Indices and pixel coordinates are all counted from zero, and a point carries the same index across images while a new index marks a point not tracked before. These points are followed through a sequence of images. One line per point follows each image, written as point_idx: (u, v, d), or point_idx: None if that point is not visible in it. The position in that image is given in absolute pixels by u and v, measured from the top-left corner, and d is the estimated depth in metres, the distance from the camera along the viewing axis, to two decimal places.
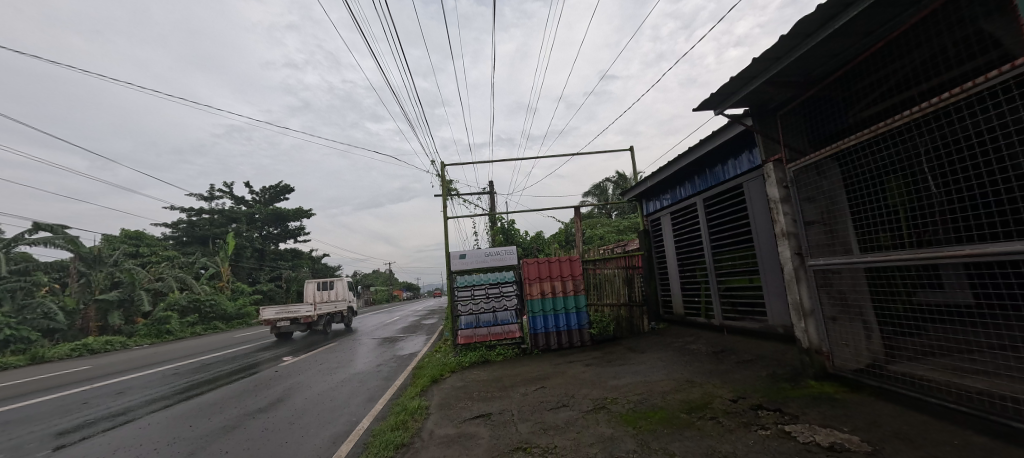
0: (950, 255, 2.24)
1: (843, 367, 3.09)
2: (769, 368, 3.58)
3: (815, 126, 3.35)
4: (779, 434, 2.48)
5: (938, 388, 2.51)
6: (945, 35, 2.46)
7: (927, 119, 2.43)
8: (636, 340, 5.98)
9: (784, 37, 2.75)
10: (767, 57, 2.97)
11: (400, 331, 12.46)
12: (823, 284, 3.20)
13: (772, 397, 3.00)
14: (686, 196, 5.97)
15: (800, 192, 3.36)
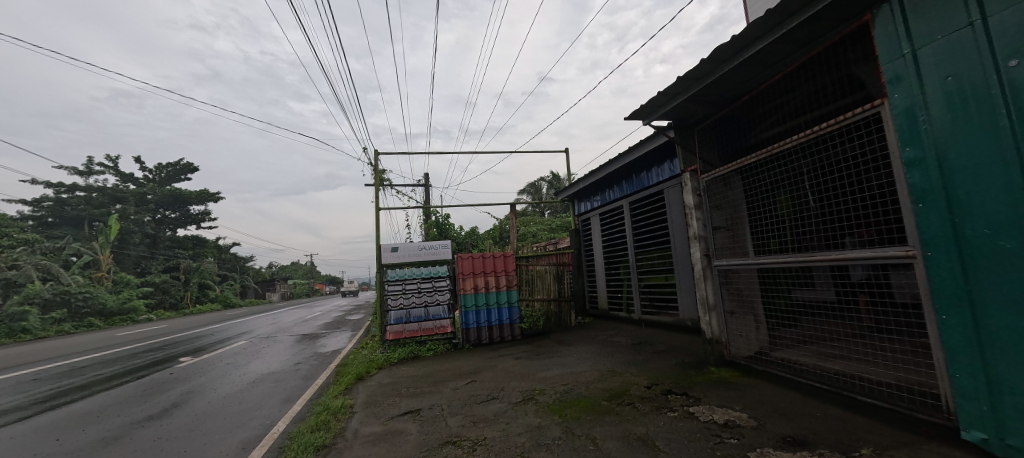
0: (821, 259, 2.71)
1: (737, 353, 3.55)
2: (679, 357, 3.99)
3: (726, 143, 3.75)
4: (685, 414, 2.78)
5: (807, 370, 3.01)
6: (826, 75, 2.88)
7: (811, 145, 2.88)
8: (564, 334, 6.26)
9: (703, 60, 3.06)
10: (689, 77, 3.28)
11: (320, 327, 11.67)
12: (725, 282, 3.63)
13: (680, 382, 3.34)
14: (613, 199, 6.37)
15: (710, 200, 3.77)
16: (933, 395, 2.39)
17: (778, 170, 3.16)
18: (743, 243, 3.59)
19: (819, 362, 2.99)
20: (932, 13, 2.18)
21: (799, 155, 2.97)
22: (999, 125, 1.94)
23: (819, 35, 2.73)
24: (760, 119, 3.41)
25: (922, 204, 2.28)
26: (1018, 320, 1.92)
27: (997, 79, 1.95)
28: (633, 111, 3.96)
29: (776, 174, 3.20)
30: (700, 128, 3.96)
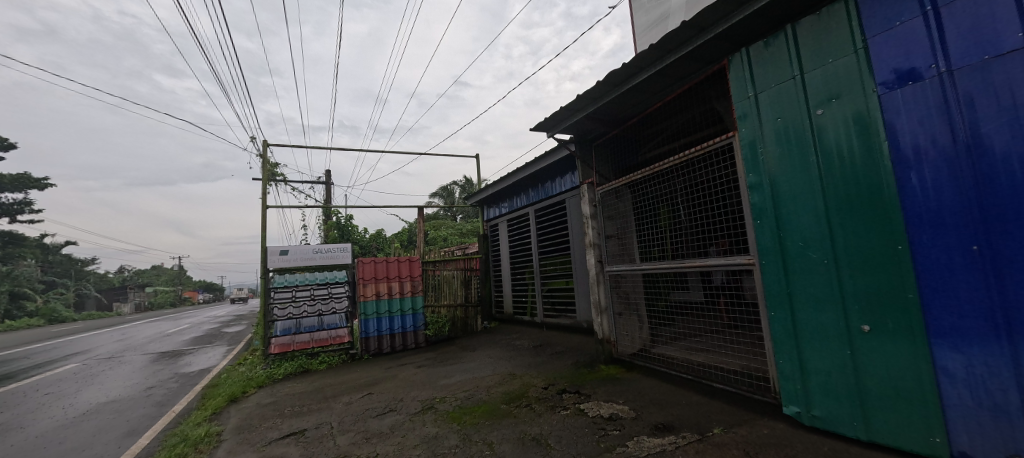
0: (688, 266, 3.14)
1: (623, 351, 3.91)
2: (574, 357, 4.25)
3: (617, 159, 4.15)
4: (575, 412, 2.95)
5: (677, 363, 3.44)
6: (694, 107, 3.38)
7: (683, 166, 3.32)
8: (470, 339, 6.24)
9: (599, 83, 3.34)
10: (588, 96, 3.54)
11: (185, 342, 9.89)
12: (615, 286, 3.98)
13: (574, 381, 3.55)
14: (520, 206, 6.62)
15: (603, 211, 4.12)
16: (764, 378, 2.91)
17: (658, 186, 3.58)
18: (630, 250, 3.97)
19: (685, 355, 3.44)
20: (769, 65, 2.69)
21: (674, 175, 3.41)
22: (810, 160, 2.47)
23: (690, 74, 3.17)
24: (645, 141, 3.82)
25: (759, 221, 2.79)
26: (819, 314, 2.45)
27: (809, 124, 2.48)
28: (539, 122, 4.13)
29: (656, 190, 3.62)
30: (595, 144, 4.30)
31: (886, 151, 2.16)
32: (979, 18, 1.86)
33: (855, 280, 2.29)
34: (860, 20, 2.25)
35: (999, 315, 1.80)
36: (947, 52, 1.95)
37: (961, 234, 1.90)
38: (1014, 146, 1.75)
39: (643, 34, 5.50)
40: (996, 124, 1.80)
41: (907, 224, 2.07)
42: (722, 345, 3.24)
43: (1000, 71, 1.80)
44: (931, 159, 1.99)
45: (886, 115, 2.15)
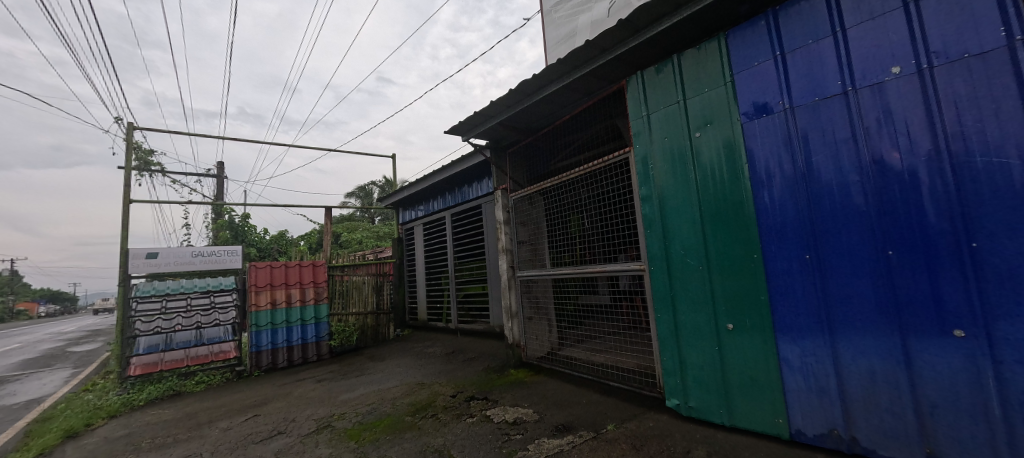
0: (591, 272, 3.34)
1: (533, 354, 4.02)
2: (486, 362, 4.26)
3: (531, 167, 4.28)
4: (481, 418, 2.94)
5: (580, 364, 3.62)
6: (598, 122, 3.60)
7: (587, 177, 3.53)
8: (379, 350, 5.87)
9: (511, 91, 3.43)
10: (500, 103, 3.62)
11: (7, 368, 7.93)
12: (526, 291, 4.09)
13: (482, 387, 3.55)
14: (436, 210, 6.54)
15: (517, 217, 4.22)
16: (652, 374, 3.18)
17: (566, 195, 3.76)
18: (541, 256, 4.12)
19: (588, 355, 3.62)
20: (659, 89, 2.98)
21: (580, 185, 3.62)
22: (690, 177, 2.78)
23: (594, 90, 3.42)
24: (554, 150, 3.96)
25: (649, 230, 3.05)
26: (694, 314, 2.76)
27: (689, 145, 2.78)
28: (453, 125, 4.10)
29: (564, 199, 3.80)
30: (511, 151, 4.39)
31: (747, 173, 2.53)
32: (810, 69, 2.33)
33: (722, 284, 2.63)
34: (729, 59, 2.63)
35: (822, 311, 2.26)
36: (789, 93, 2.39)
37: (797, 245, 2.34)
38: (834, 177, 2.23)
39: (553, 48, 5.68)
40: (822, 157, 2.27)
41: (762, 236, 2.47)
42: (619, 345, 3.48)
43: (823, 114, 2.27)
44: (778, 182, 2.41)
45: (747, 142, 2.54)
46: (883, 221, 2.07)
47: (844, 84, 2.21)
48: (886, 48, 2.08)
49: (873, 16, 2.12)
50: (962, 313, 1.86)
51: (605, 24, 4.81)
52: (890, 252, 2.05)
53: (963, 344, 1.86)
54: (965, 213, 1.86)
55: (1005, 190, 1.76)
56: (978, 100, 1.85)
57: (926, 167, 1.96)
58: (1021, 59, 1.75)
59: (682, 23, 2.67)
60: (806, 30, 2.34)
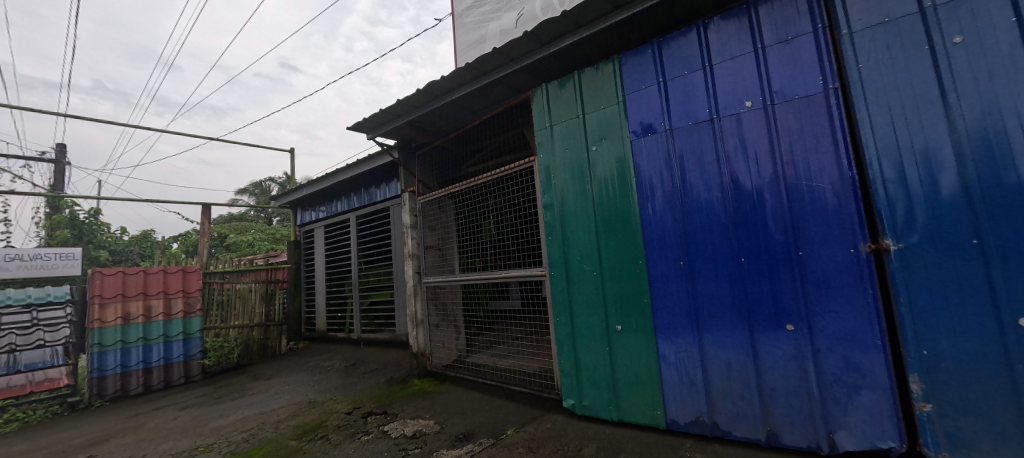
0: (495, 277, 3.42)
1: (440, 362, 3.95)
2: (389, 374, 4.13)
3: (439, 171, 4.19)
4: (378, 435, 2.77)
5: (486, 371, 3.62)
6: (506, 131, 3.70)
7: (494, 183, 3.58)
8: (263, 367, 5.90)
9: (418, 91, 3.39)
10: (407, 103, 3.57)
11: None
12: (433, 298, 4.04)
13: (382, 401, 3.38)
14: (340, 212, 6.39)
15: (425, 221, 4.16)
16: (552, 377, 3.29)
17: (474, 201, 3.77)
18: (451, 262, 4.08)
19: (494, 360, 3.64)
20: (561, 103, 3.14)
21: (487, 192, 3.66)
22: (587, 187, 2.96)
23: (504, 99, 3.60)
24: (464, 156, 3.99)
25: (550, 237, 3.17)
26: (589, 317, 2.94)
27: (586, 158, 2.97)
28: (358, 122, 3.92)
29: (472, 205, 3.82)
30: (420, 152, 4.30)
31: (634, 186, 2.76)
32: (685, 96, 2.62)
33: (613, 289, 2.83)
34: (621, 80, 2.87)
35: (692, 311, 2.54)
36: (669, 116, 2.66)
37: (674, 252, 2.60)
38: (706, 192, 2.52)
39: (462, 52, 5.63)
40: (694, 175, 2.55)
41: (649, 245, 2.69)
42: (525, 350, 3.53)
43: (695, 136, 2.57)
44: (659, 195, 2.67)
45: (635, 158, 2.77)
46: (738, 232, 2.40)
47: (710, 112, 2.53)
48: (741, 85, 2.44)
49: (732, 57, 2.48)
50: (792, 311, 2.25)
51: (512, 35, 5.00)
52: (742, 259, 2.39)
53: (792, 336, 2.25)
54: (795, 227, 2.25)
55: (823, 209, 2.17)
56: (805, 134, 2.24)
57: (770, 188, 2.32)
58: (830, 105, 2.18)
59: (580, 42, 2.87)
60: (682, 62, 2.65)
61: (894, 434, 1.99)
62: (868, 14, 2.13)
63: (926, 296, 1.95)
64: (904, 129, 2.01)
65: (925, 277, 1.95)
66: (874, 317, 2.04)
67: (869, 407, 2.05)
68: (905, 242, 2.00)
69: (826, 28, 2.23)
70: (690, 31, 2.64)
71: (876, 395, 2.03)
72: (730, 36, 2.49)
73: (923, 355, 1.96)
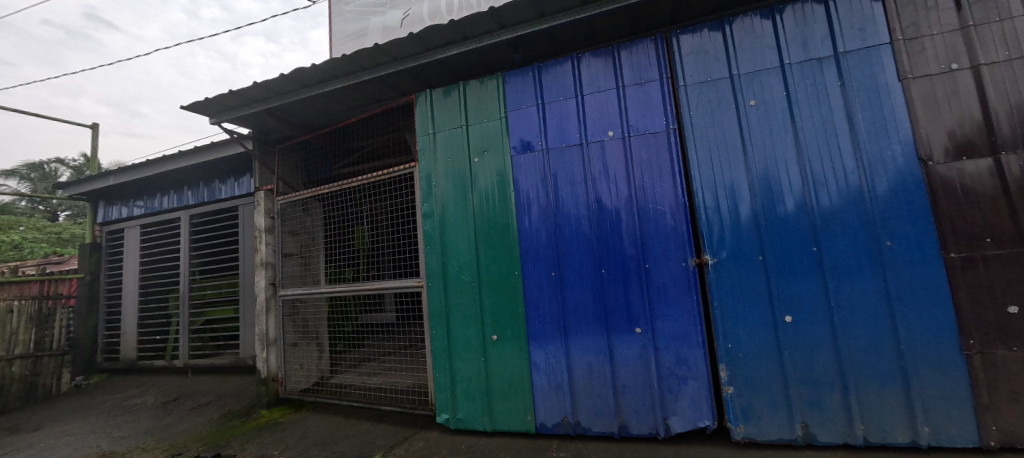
0: (365, 289, 3.19)
1: (296, 385, 3.58)
2: (226, 407, 3.62)
3: (308, 171, 3.91)
4: None
5: (351, 392, 3.36)
6: (384, 133, 3.57)
7: (369, 188, 3.38)
8: (25, 415, 4.46)
9: (281, 76, 3.00)
10: (268, 88, 3.13)
11: None
12: (290, 313, 3.64)
13: (214, 441, 2.94)
14: (169, 209, 5.46)
15: (284, 226, 3.73)
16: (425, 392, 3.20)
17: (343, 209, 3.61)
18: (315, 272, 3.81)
19: (361, 380, 3.44)
20: (445, 111, 3.11)
21: (360, 197, 3.44)
22: (468, 198, 2.97)
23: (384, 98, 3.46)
24: (336, 155, 3.78)
25: (429, 247, 3.07)
26: (466, 328, 2.92)
27: (468, 169, 2.98)
28: (198, 102, 3.28)
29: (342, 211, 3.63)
30: (283, 147, 3.89)
31: (512, 199, 2.87)
32: (560, 120, 2.84)
33: (489, 299, 2.87)
34: (504, 97, 2.97)
35: (560, 319, 2.72)
36: (545, 136, 2.85)
37: (546, 264, 2.76)
38: (575, 209, 2.74)
39: (338, 39, 5.20)
40: (565, 192, 2.77)
41: (525, 258, 2.81)
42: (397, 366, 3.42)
43: (567, 157, 2.79)
44: (535, 210, 2.81)
45: (514, 172, 2.88)
46: (599, 246, 2.67)
47: (580, 137, 2.78)
48: (606, 116, 2.75)
49: (599, 90, 2.79)
50: (640, 315, 2.58)
51: (397, 35, 4.80)
52: (603, 270, 2.65)
53: (640, 338, 2.57)
54: (643, 243, 2.60)
55: (664, 228, 2.56)
56: (652, 164, 2.62)
57: (625, 208, 2.64)
58: (669, 142, 2.61)
59: (467, 53, 2.89)
60: (558, 89, 2.87)
61: (708, 415, 2.43)
62: (697, 72, 2.62)
63: (730, 301, 2.45)
64: (718, 167, 2.52)
65: (730, 285, 2.46)
66: (697, 319, 2.48)
67: (693, 395, 2.46)
68: (718, 257, 2.48)
69: (668, 78, 2.67)
70: (565, 61, 2.88)
71: (697, 383, 2.46)
72: (597, 72, 2.80)
73: (729, 347, 2.44)
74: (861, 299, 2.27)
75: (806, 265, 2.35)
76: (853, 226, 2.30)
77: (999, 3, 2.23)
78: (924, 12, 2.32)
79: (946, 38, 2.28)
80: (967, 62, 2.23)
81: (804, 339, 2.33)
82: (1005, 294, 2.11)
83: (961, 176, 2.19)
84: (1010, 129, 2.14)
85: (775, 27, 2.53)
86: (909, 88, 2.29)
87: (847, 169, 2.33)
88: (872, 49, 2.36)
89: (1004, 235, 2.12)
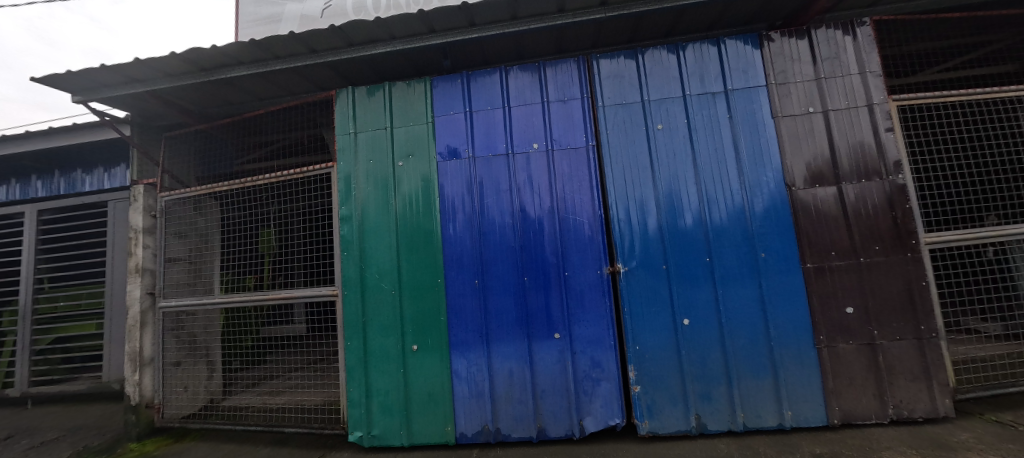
0: (271, 298, 2.89)
1: (177, 411, 3.15)
2: (81, 443, 3.02)
3: (205, 165, 3.49)
4: None
5: (249, 415, 3.06)
6: (299, 129, 3.44)
7: (277, 185, 3.13)
8: None
9: (172, 56, 2.61)
10: (156, 68, 2.72)
11: None
12: (174, 327, 3.22)
13: None
14: (7, 201, 4.46)
15: (167, 227, 3.27)
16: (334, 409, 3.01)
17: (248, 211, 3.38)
18: (206, 279, 3.44)
19: (261, 400, 3.20)
20: (369, 111, 2.98)
21: (270, 198, 3.24)
22: (390, 202, 2.86)
23: (300, 91, 3.22)
24: (240, 149, 3.50)
25: (345, 253, 2.88)
26: (385, 338, 2.78)
27: (391, 173, 2.88)
28: (57, 75, 2.73)
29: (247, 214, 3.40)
30: (174, 137, 3.43)
31: (437, 205, 2.83)
32: (487, 129, 2.87)
33: (410, 307, 2.78)
34: (431, 102, 2.93)
35: (483, 326, 2.72)
36: (472, 144, 2.85)
37: (470, 271, 2.76)
38: (500, 217, 2.78)
39: (245, 21, 4.71)
40: (491, 200, 2.79)
41: (449, 266, 2.78)
42: (304, 383, 3.25)
43: (493, 167, 2.83)
44: (460, 217, 2.80)
45: (440, 179, 2.84)
46: (522, 255, 2.74)
47: (506, 147, 2.84)
48: (531, 128, 2.84)
49: (525, 103, 2.88)
50: (559, 321, 2.68)
51: (317, 26, 4.49)
52: (526, 278, 2.72)
53: (558, 343, 2.67)
54: (563, 252, 2.71)
55: (582, 238, 2.71)
56: (573, 177, 2.77)
57: (548, 218, 2.75)
58: (588, 157, 2.78)
59: (393, 53, 2.79)
60: (486, 98, 2.90)
61: (618, 412, 2.60)
62: (614, 94, 2.84)
63: (639, 306, 2.65)
64: (630, 183, 2.74)
65: (639, 292, 2.66)
66: (610, 323, 2.65)
67: (605, 395, 2.62)
68: (629, 265, 2.68)
69: (589, 97, 2.85)
70: (494, 72, 2.93)
71: (609, 384, 2.62)
72: (524, 85, 2.89)
73: (637, 349, 2.63)
74: (742, 303, 2.62)
75: (701, 273, 2.65)
76: (737, 239, 2.65)
77: (841, 62, 2.76)
78: (790, 62, 2.78)
79: (805, 85, 2.75)
80: (820, 107, 2.72)
81: (698, 339, 2.62)
82: (844, 297, 2.58)
83: (816, 200, 2.64)
84: (847, 163, 2.66)
85: (679, 62, 2.84)
86: (779, 124, 2.72)
87: (734, 190, 2.69)
88: (753, 89, 2.76)
89: (844, 249, 2.60)
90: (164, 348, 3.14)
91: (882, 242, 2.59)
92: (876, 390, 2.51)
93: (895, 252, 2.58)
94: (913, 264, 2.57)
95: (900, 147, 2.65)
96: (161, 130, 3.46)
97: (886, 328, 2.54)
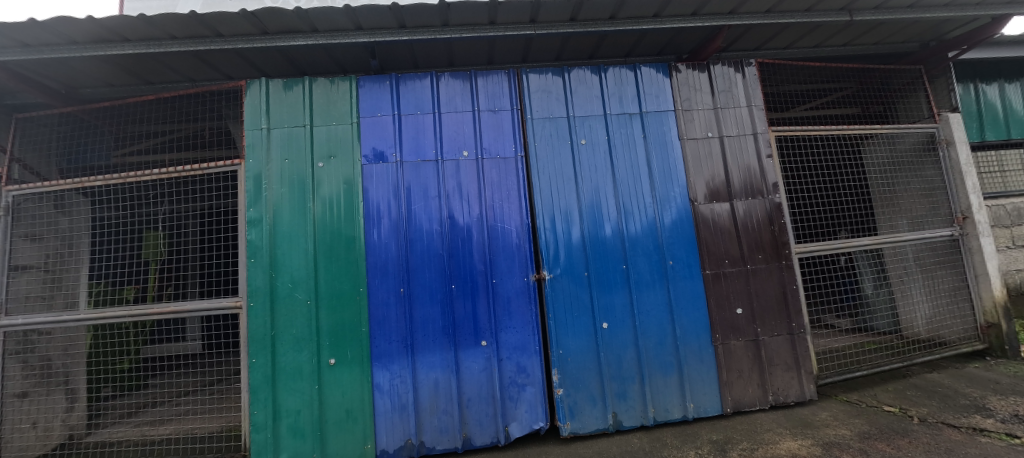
0: (156, 313, 2.47)
1: (20, 454, 2.58)
2: None
3: (67, 155, 2.96)
4: None
5: (118, 451, 2.63)
6: (200, 120, 3.09)
7: (169, 181, 2.76)
8: None
9: (27, 24, 2.14)
10: (5, 36, 2.23)
11: None
12: (22, 351, 2.66)
13: None
14: None
15: (13, 226, 2.65)
16: (230, 434, 2.72)
17: (130, 212, 2.93)
18: (65, 290, 2.98)
19: (137, 432, 2.83)
20: (284, 107, 2.75)
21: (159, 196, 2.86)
22: (308, 205, 2.66)
23: (201, 77, 2.88)
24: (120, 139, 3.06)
25: (252, 260, 2.60)
26: (296, 354, 2.56)
27: (309, 174, 2.69)
28: None
29: (129, 215, 2.96)
30: (26, 119, 2.85)
31: (360, 211, 2.69)
32: (416, 133, 2.82)
33: (327, 319, 2.60)
34: (357, 102, 2.81)
35: (407, 336, 2.63)
36: (400, 148, 2.78)
37: (394, 279, 2.66)
38: (429, 224, 2.73)
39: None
40: (419, 206, 2.73)
41: (373, 274, 2.65)
42: (195, 408, 2.92)
43: (421, 172, 2.77)
44: (385, 223, 2.70)
45: (364, 182, 2.72)
46: (449, 262, 2.71)
47: (435, 153, 2.80)
48: (461, 136, 2.84)
49: (455, 110, 2.88)
50: (485, 329, 2.69)
51: (224, 7, 4.09)
52: (452, 285, 2.69)
53: (485, 350, 2.68)
54: (491, 260, 2.74)
55: (509, 246, 2.76)
56: (502, 185, 2.82)
57: (476, 225, 2.76)
58: (517, 167, 2.85)
59: (314, 47, 2.62)
60: (415, 102, 2.85)
61: (542, 416, 2.66)
62: (542, 108, 2.96)
63: (562, 312, 2.76)
64: (556, 194, 2.86)
65: (563, 299, 2.77)
66: (535, 329, 2.73)
67: (530, 400, 2.68)
68: (554, 273, 2.78)
69: (517, 109, 2.94)
70: (424, 77, 2.89)
71: (534, 389, 2.69)
72: (454, 92, 2.90)
73: (560, 353, 2.73)
74: (653, 307, 2.86)
75: (619, 279, 2.85)
76: (649, 249, 2.90)
77: (733, 95, 3.18)
78: (694, 92, 3.13)
79: (706, 113, 3.12)
80: (717, 133, 3.10)
81: (615, 342, 2.80)
82: (735, 300, 2.94)
83: (713, 214, 3.00)
84: (738, 183, 3.06)
85: (601, 82, 3.05)
86: (685, 146, 3.05)
87: (647, 203, 2.94)
88: (663, 113, 3.07)
89: (734, 257, 2.98)
90: (5, 378, 2.55)
91: (764, 252, 3.02)
92: (760, 380, 2.89)
93: (773, 260, 3.02)
94: (787, 271, 3.02)
95: (777, 172, 3.12)
96: (11, 110, 2.87)
97: (766, 327, 2.95)
